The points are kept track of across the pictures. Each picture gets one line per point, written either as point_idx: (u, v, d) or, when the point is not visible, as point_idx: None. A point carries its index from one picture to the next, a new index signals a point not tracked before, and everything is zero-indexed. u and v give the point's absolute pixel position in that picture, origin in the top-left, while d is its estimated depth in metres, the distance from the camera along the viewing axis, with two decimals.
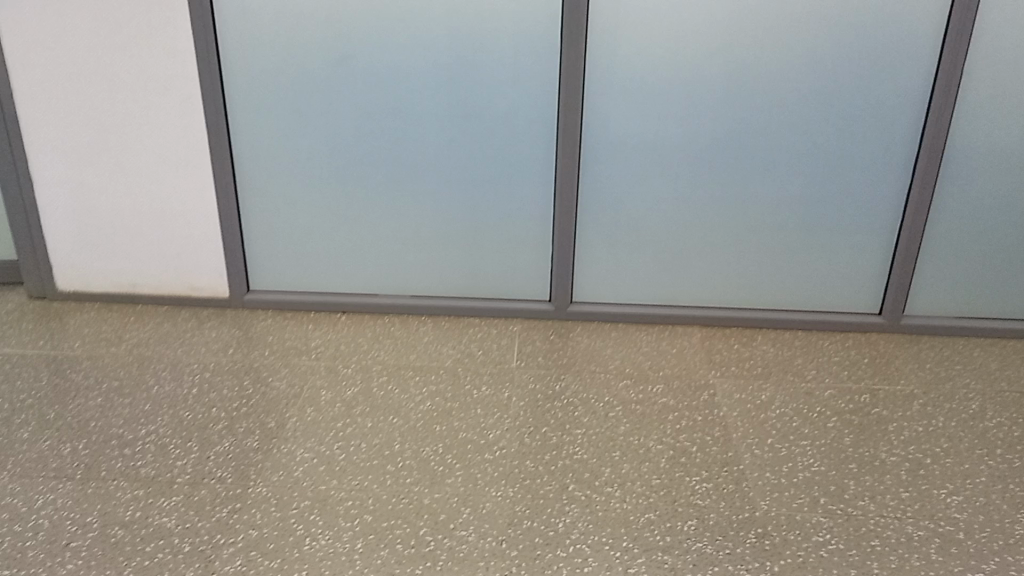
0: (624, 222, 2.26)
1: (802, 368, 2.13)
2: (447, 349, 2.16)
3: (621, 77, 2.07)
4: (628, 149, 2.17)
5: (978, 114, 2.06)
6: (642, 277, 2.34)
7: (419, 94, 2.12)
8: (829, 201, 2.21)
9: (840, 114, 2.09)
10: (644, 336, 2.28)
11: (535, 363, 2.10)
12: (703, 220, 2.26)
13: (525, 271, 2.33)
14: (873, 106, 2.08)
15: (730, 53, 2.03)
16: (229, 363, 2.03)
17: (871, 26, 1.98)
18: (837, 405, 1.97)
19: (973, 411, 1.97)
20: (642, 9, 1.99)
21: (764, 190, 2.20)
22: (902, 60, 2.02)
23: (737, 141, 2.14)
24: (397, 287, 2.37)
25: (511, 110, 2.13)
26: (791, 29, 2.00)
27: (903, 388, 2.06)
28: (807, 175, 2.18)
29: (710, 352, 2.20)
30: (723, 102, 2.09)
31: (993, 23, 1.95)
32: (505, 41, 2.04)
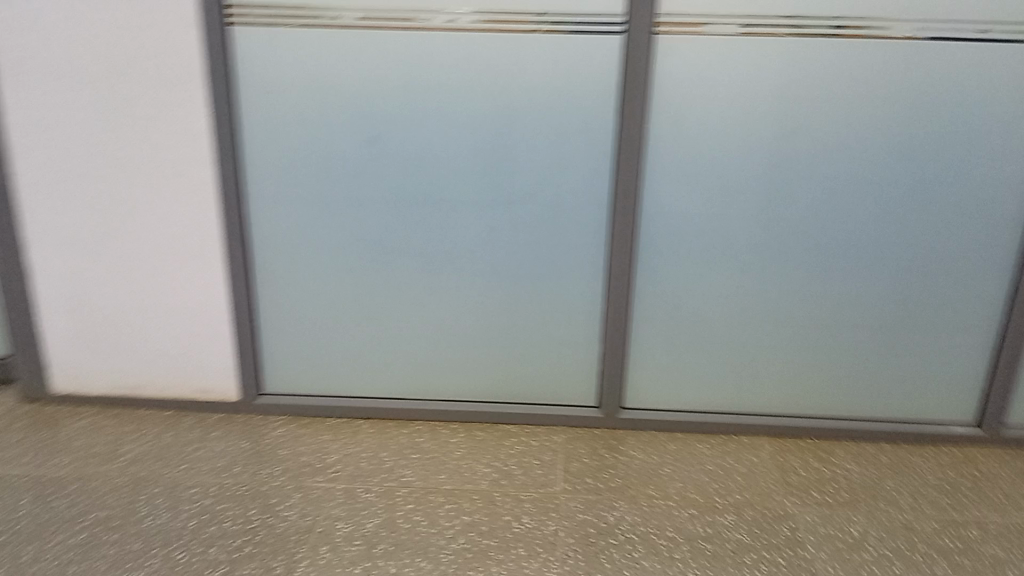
0: (683, 320, 2.01)
1: (894, 494, 1.84)
2: (483, 466, 1.89)
3: (684, 162, 1.85)
4: (690, 242, 1.93)
5: None
6: (703, 381, 2.07)
7: (454, 183, 1.90)
8: (918, 297, 1.95)
9: (932, 199, 1.85)
10: (706, 450, 2.00)
11: (584, 486, 1.83)
12: (774, 317, 1.99)
13: (569, 374, 2.08)
14: (969, 193, 1.84)
15: (806, 137, 1.81)
16: (234, 486, 1.78)
17: (969, 105, 1.76)
18: (943, 543, 1.67)
19: None
20: (708, 87, 1.78)
21: (843, 287, 1.95)
22: (1009, 142, 1.79)
23: (812, 233, 1.90)
24: (427, 390, 2.12)
25: (558, 199, 1.90)
26: (876, 109, 1.78)
27: (1018, 521, 1.75)
28: (892, 269, 1.93)
29: (784, 472, 1.92)
30: (798, 191, 1.86)
31: None
32: (554, 122, 1.82)
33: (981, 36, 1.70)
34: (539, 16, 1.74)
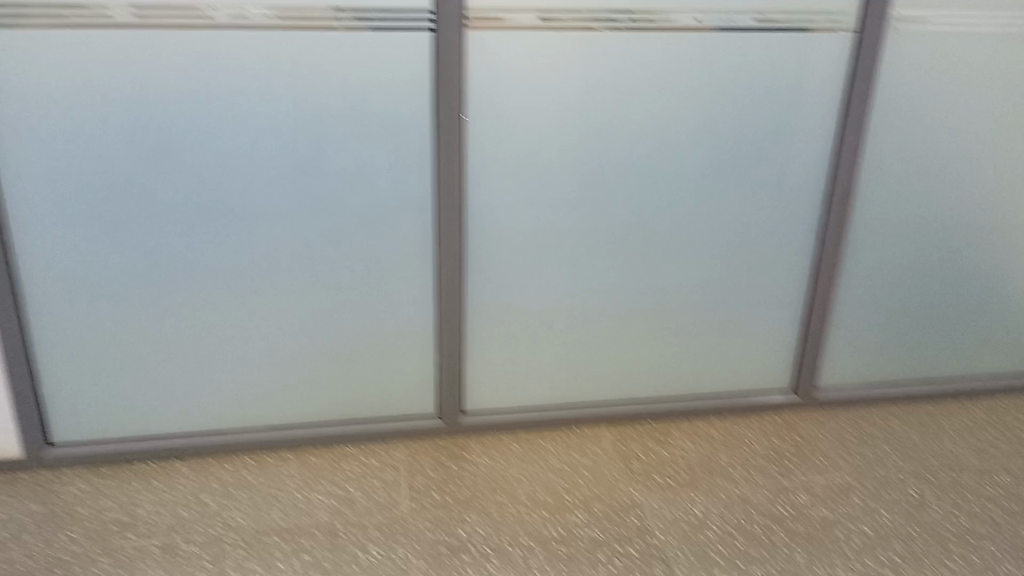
0: (517, 317, 1.97)
1: (729, 468, 1.90)
2: (320, 495, 1.76)
3: (508, 157, 1.80)
4: (518, 238, 1.89)
5: (876, 176, 1.98)
6: (542, 377, 2.05)
7: (261, 192, 1.74)
8: (735, 275, 2.04)
9: (742, 181, 1.93)
10: (550, 446, 1.98)
11: (430, 502, 1.75)
12: (605, 307, 2.01)
13: (404, 383, 1.98)
14: (773, 172, 1.94)
15: (623, 127, 1.82)
16: (22, 559, 1.58)
17: (768, 90, 1.85)
18: (777, 512, 1.75)
19: (913, 499, 1.80)
20: (525, 80, 1.74)
21: (668, 271, 2.00)
22: (804, 123, 1.90)
23: (636, 221, 1.93)
24: (251, 417, 1.94)
25: (378, 202, 1.79)
26: (686, 98, 1.82)
27: (838, 480, 1.86)
28: (711, 249, 1.99)
29: (626, 459, 1.93)
30: (619, 181, 1.87)
31: (891, 82, 1.88)
32: (366, 122, 1.71)
33: (775, 23, 1.78)
34: (336, 15, 1.61)
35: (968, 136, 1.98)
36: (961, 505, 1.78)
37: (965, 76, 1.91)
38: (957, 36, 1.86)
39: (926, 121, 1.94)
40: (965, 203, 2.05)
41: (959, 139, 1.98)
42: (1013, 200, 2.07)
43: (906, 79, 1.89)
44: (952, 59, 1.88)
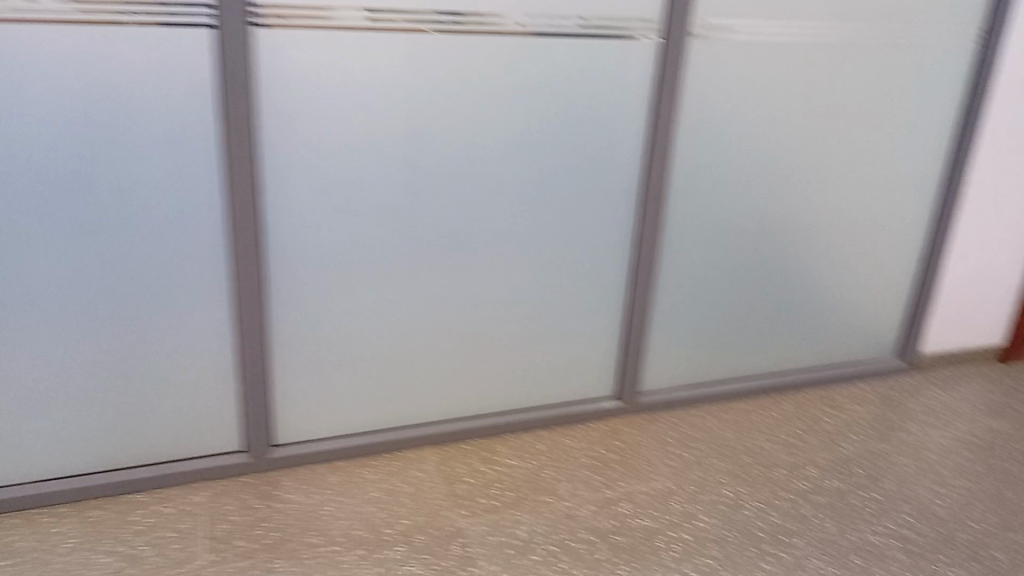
0: (330, 339, 1.85)
1: (553, 483, 1.87)
2: (103, 558, 1.56)
3: (309, 167, 1.68)
4: (327, 254, 1.77)
5: (686, 182, 2.03)
6: (360, 400, 1.93)
7: (17, 208, 1.52)
8: (555, 285, 2.01)
9: (556, 189, 1.91)
10: (370, 474, 1.87)
11: (232, 552, 1.59)
12: (424, 323, 1.92)
13: (204, 418, 1.81)
14: (588, 179, 1.93)
15: (432, 135, 1.75)
16: None
17: (577, 96, 1.83)
18: (600, 526, 1.73)
19: (729, 500, 1.83)
20: (328, 86, 1.63)
21: (488, 283, 1.94)
22: (616, 128, 1.90)
23: (452, 232, 1.86)
24: (20, 468, 1.71)
25: (162, 218, 1.62)
26: (495, 103, 1.77)
27: (659, 486, 1.88)
28: (530, 258, 1.96)
29: (451, 482, 1.85)
30: (431, 192, 1.80)
31: (695, 90, 1.93)
32: (141, 129, 1.54)
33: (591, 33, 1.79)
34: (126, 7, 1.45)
35: (767, 141, 2.06)
36: (772, 502, 1.83)
37: (762, 83, 1.99)
38: (751, 45, 1.94)
39: (729, 127, 2.01)
40: (768, 205, 2.14)
41: (761, 145, 2.06)
42: (811, 200, 2.19)
43: (708, 88, 1.94)
44: (749, 66, 1.96)
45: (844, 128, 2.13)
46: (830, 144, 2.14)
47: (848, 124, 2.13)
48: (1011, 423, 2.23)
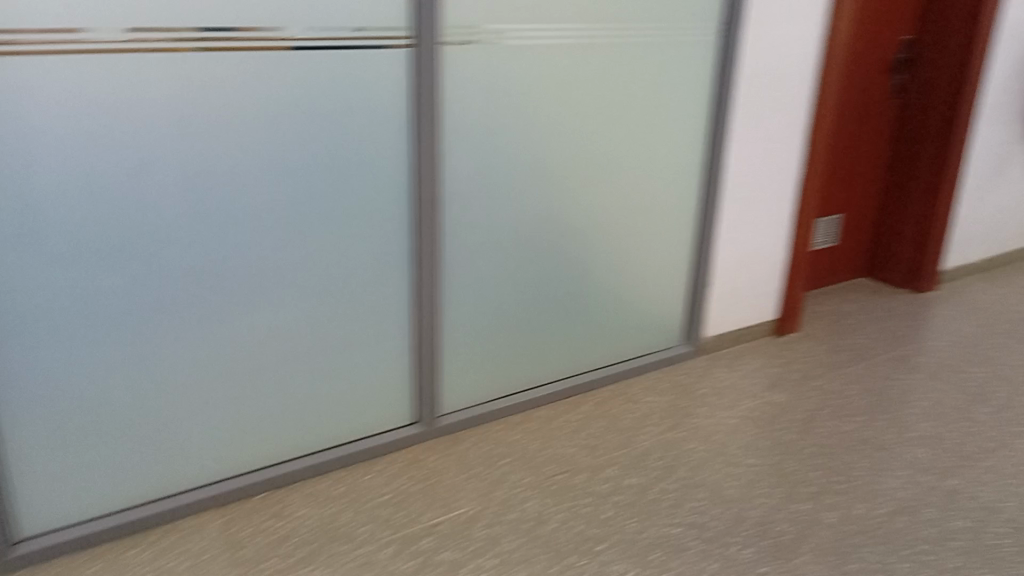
0: (73, 407, 1.64)
1: (350, 528, 1.75)
2: None
3: (16, 217, 1.47)
4: (53, 313, 1.56)
5: (458, 195, 1.98)
6: (121, 470, 1.73)
7: None
8: (333, 315, 1.90)
9: (321, 215, 1.79)
10: (140, 553, 1.66)
11: None
12: (186, 375, 1.74)
13: None
14: (354, 200, 1.83)
15: (165, 167, 1.57)
16: None
17: (331, 115, 1.72)
18: (400, 568, 1.63)
19: (532, 515, 1.80)
20: (28, 124, 1.43)
21: (256, 322, 1.79)
22: (378, 145, 1.82)
23: (206, 272, 1.69)
24: None
25: None
26: (236, 128, 1.62)
27: (462, 512, 1.81)
28: (300, 290, 1.83)
29: (235, 547, 1.68)
30: (175, 231, 1.63)
31: (455, 101, 1.88)
32: None
33: (334, 45, 1.68)
34: None
35: (536, 145, 2.05)
36: (574, 510, 1.82)
37: (524, 89, 1.98)
38: (509, 49, 1.91)
39: (496, 135, 1.97)
40: (547, 210, 2.14)
41: (531, 151, 2.05)
42: (587, 201, 2.21)
43: (469, 98, 1.90)
44: (509, 73, 1.94)
45: (609, 127, 2.17)
46: (598, 145, 2.17)
47: (611, 123, 2.17)
48: (787, 394, 2.37)
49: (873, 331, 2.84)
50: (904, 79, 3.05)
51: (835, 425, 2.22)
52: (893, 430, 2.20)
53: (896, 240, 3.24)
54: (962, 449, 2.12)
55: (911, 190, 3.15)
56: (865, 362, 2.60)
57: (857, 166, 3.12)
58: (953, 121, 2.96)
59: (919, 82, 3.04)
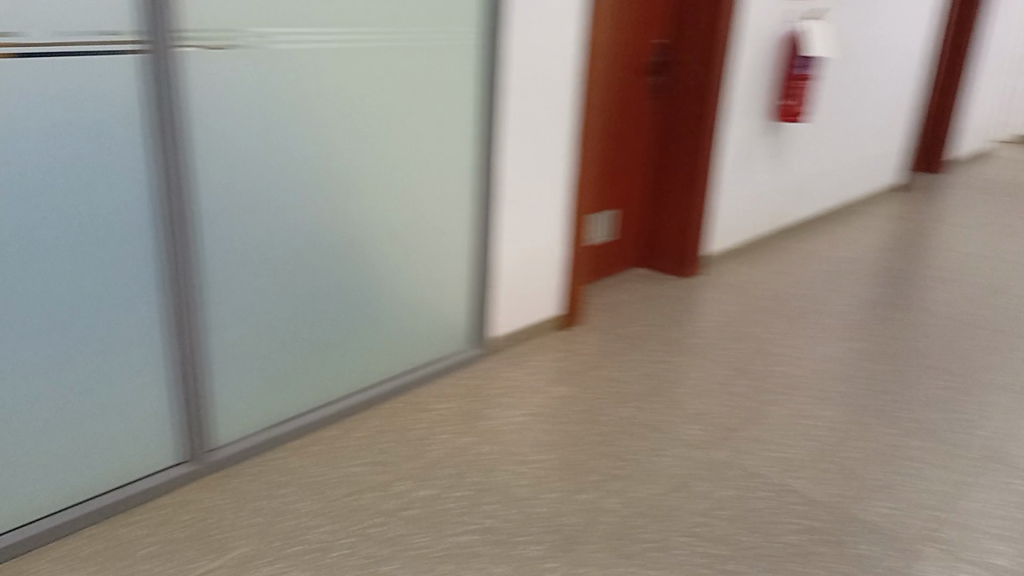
0: None
1: None
2: None
3: None
4: None
5: (215, 211, 1.83)
6: None
7: None
8: (72, 353, 1.69)
9: (48, 242, 1.58)
10: None
11: None
12: None
13: None
14: (88, 222, 1.63)
15: None
16: None
17: (52, 128, 1.52)
18: None
19: (317, 544, 1.71)
20: None
21: None
22: (114, 160, 1.63)
23: None
24: None
25: None
26: None
27: (240, 552, 1.68)
28: (28, 328, 1.60)
29: None
30: None
31: (202, 110, 1.74)
32: None
33: (46, 51, 1.47)
34: None
35: (300, 153, 1.94)
36: (362, 532, 1.75)
37: (283, 95, 1.86)
38: (265, 53, 1.80)
39: (255, 143, 1.84)
40: (320, 221, 2.04)
41: (296, 160, 1.94)
42: (362, 210, 2.14)
43: (218, 106, 1.76)
44: (264, 78, 1.81)
45: (377, 131, 2.10)
46: (368, 151, 2.09)
47: (380, 128, 2.11)
48: (570, 388, 2.45)
49: (649, 318, 3.00)
50: (661, 79, 3.26)
51: (615, 413, 2.31)
52: (668, 411, 2.33)
53: (665, 230, 3.46)
54: (727, 422, 2.28)
55: (675, 182, 3.37)
56: (643, 348, 2.75)
57: (625, 162, 3.29)
58: (706, 118, 3.20)
59: (673, 82, 3.26)
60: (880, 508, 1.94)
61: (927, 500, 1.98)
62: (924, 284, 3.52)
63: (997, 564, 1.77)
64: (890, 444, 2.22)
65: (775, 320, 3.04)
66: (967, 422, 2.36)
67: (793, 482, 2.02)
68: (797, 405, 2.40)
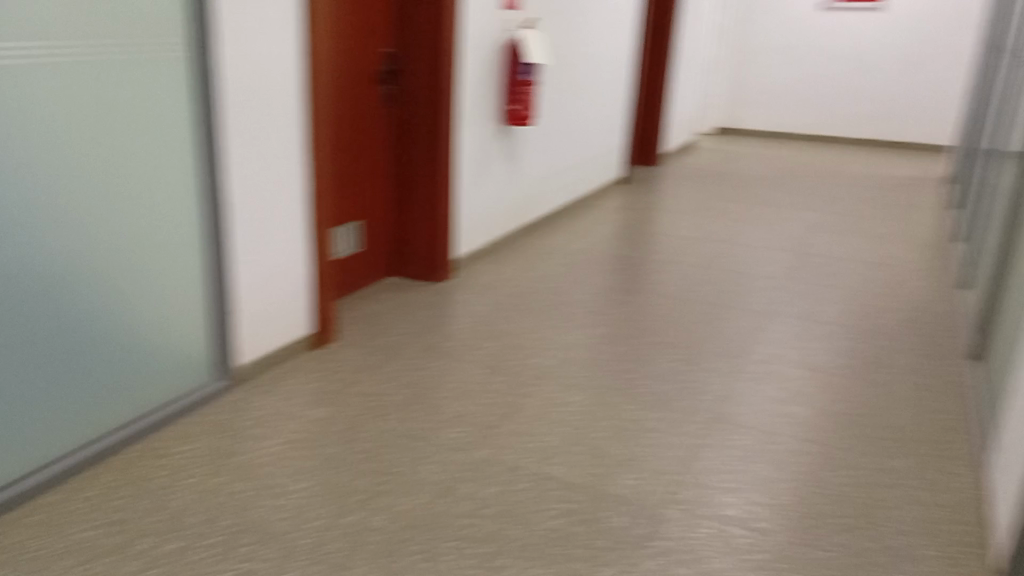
0: None
1: None
2: None
3: None
4: None
5: None
6: None
7: None
8: None
9: None
10: None
11: None
12: None
13: None
14: None
15: None
16: None
17: None
18: None
19: None
20: None
21: None
22: None
23: None
24: None
25: None
26: None
27: None
28: None
29: None
30: None
31: None
32: None
33: None
34: None
35: None
36: None
37: None
38: None
39: None
40: (18, 260, 1.78)
41: None
42: (71, 244, 1.90)
43: None
44: None
45: (84, 154, 1.88)
46: (73, 176, 1.86)
47: (86, 150, 1.88)
48: (328, 409, 2.37)
49: (404, 327, 3.00)
50: (391, 87, 3.28)
51: (376, 427, 2.28)
52: (428, 418, 2.34)
53: (411, 237, 3.49)
54: (486, 421, 2.34)
55: (416, 189, 3.40)
56: (400, 358, 2.74)
57: (364, 171, 3.26)
58: (439, 124, 3.27)
59: (403, 90, 3.30)
60: (627, 481, 2.09)
61: (666, 465, 2.17)
62: (650, 267, 3.87)
63: (726, 513, 1.98)
64: (632, 419, 2.41)
65: (524, 315, 3.18)
66: (694, 389, 2.63)
67: (550, 469, 2.12)
68: (549, 394, 2.52)
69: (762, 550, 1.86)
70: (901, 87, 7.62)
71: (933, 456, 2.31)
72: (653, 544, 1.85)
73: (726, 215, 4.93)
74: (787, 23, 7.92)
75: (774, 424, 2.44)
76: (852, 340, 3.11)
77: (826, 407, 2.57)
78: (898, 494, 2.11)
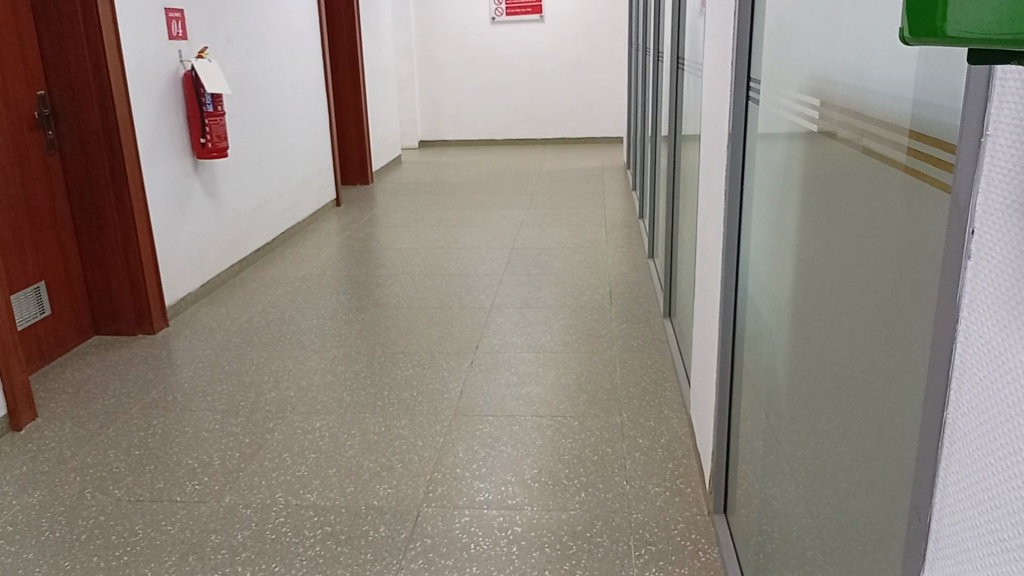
0: None
1: None
2: None
3: None
4: None
5: None
6: None
7: None
8: None
9: None
10: None
11: None
12: None
13: None
14: None
15: None
16: None
17: None
18: None
19: None
20: None
21: None
22: None
23: None
24: None
25: None
26: None
27: None
28: None
29: None
30: None
31: None
32: None
33: None
34: None
35: None
36: None
37: None
38: None
39: None
40: None
41: None
42: None
43: None
44: None
45: None
46: None
47: None
48: (41, 491, 2.12)
49: (120, 388, 2.76)
50: (53, 132, 2.99)
51: (103, 499, 2.08)
52: (163, 477, 2.18)
53: (108, 290, 3.21)
54: (227, 465, 2.24)
55: (107, 237, 3.14)
56: (120, 421, 2.52)
57: (37, 226, 2.95)
58: (119, 165, 3.06)
59: (66, 134, 3.02)
60: (383, 491, 2.12)
61: (419, 467, 2.24)
62: (377, 282, 3.92)
63: (480, 498, 2.10)
64: (379, 431, 2.44)
65: (254, 351, 3.07)
66: (435, 391, 2.73)
67: (304, 498, 2.09)
68: (293, 425, 2.47)
69: (516, 524, 1.99)
70: (574, 88, 8.44)
71: (646, 406, 2.62)
72: (415, 545, 1.90)
73: (443, 223, 5.14)
74: (465, 37, 8.41)
75: (513, 407, 2.62)
76: (568, 319, 3.41)
77: (553, 382, 2.81)
78: (623, 445, 2.38)
